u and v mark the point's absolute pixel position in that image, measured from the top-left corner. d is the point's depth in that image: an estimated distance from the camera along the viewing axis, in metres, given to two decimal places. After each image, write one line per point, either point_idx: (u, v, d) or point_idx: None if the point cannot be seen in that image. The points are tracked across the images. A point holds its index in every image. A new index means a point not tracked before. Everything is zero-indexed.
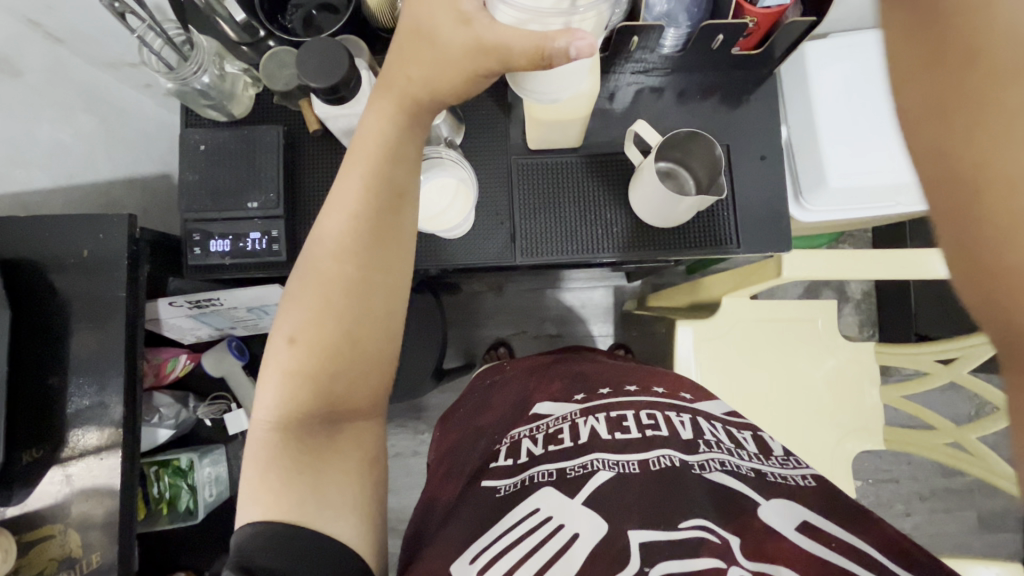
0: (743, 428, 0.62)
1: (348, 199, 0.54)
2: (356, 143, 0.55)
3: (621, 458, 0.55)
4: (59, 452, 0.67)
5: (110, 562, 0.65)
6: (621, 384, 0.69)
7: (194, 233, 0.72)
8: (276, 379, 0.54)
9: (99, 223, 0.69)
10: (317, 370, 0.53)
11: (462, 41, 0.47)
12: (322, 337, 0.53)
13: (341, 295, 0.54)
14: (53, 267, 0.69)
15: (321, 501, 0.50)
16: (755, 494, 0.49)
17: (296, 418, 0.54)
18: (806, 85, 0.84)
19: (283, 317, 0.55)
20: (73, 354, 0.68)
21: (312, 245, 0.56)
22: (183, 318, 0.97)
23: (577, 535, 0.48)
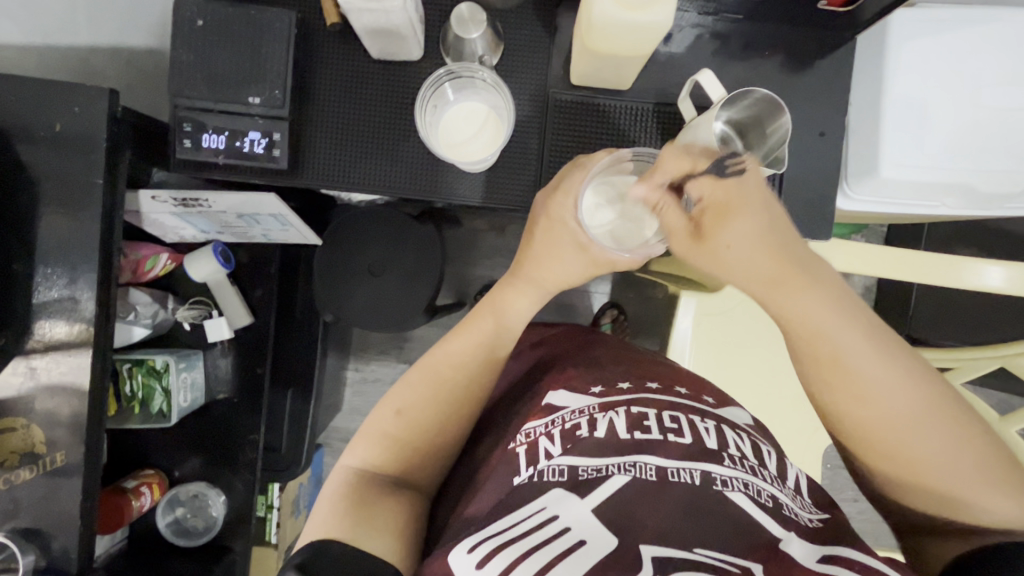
0: (756, 441, 0.65)
1: (477, 335, 0.74)
2: (491, 298, 0.76)
3: (638, 462, 0.58)
4: (23, 343, 0.62)
5: (76, 462, 0.62)
6: (641, 381, 0.71)
7: (184, 123, 0.64)
8: (370, 440, 0.68)
9: (76, 95, 0.61)
10: (409, 445, 0.68)
11: (582, 261, 0.70)
12: (422, 420, 0.69)
13: (445, 397, 0.71)
14: (21, 138, 0.61)
15: (369, 525, 0.58)
16: (774, 524, 0.53)
17: (376, 463, 0.66)
18: (883, 58, 0.76)
19: (394, 394, 0.71)
20: (41, 240, 0.61)
21: (434, 357, 0.73)
22: (165, 215, 0.90)
23: (583, 541, 0.51)
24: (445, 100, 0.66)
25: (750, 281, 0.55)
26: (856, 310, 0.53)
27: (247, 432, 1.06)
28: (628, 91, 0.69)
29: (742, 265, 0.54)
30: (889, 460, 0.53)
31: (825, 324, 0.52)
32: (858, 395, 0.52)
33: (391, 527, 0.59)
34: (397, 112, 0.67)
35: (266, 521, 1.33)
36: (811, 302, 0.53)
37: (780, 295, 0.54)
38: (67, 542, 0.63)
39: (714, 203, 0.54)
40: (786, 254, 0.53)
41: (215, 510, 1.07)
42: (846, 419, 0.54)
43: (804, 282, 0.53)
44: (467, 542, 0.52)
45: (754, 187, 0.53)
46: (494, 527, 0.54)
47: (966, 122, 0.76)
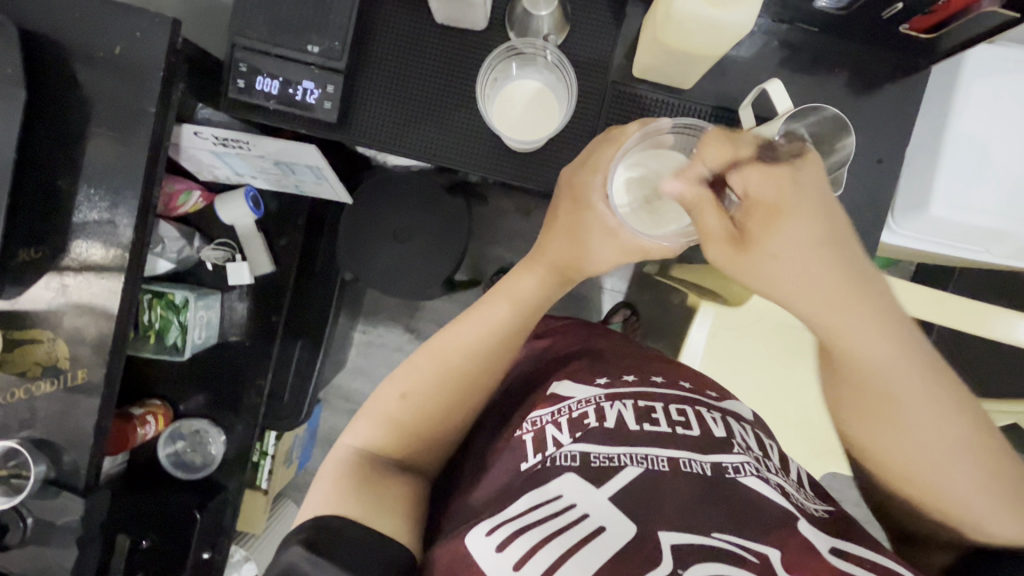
0: (759, 437, 0.68)
1: (486, 320, 0.73)
2: (502, 285, 0.75)
3: (650, 454, 0.59)
4: (59, 259, 0.63)
5: (96, 382, 0.64)
6: (646, 373, 0.73)
7: (239, 63, 0.64)
8: (374, 421, 0.69)
9: (138, 19, 0.60)
10: (415, 429, 0.68)
11: (610, 248, 0.67)
12: (425, 408, 0.69)
13: (453, 382, 0.70)
14: (79, 55, 0.61)
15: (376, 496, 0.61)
16: (789, 510, 0.54)
17: (378, 443, 0.67)
18: (953, 94, 0.73)
19: (396, 379, 0.71)
20: (89, 161, 0.62)
21: (445, 343, 0.72)
22: (203, 152, 0.90)
23: (603, 528, 0.52)
24: (508, 75, 0.66)
25: (805, 301, 0.50)
26: (912, 342, 0.50)
27: (254, 378, 1.08)
28: (688, 91, 0.68)
29: (801, 282, 0.49)
30: (920, 490, 0.53)
31: (879, 357, 0.50)
32: (904, 432, 0.51)
33: (393, 506, 0.61)
34: (438, 82, 0.66)
35: (258, 466, 1.36)
36: (869, 321, 0.49)
37: (840, 317, 0.49)
38: (77, 458, 0.64)
39: (761, 201, 0.49)
40: (846, 267, 0.49)
41: (215, 448, 1.10)
42: (880, 447, 0.54)
43: (856, 310, 0.49)
44: (486, 524, 0.54)
45: (810, 182, 0.49)
46: (509, 514, 0.54)
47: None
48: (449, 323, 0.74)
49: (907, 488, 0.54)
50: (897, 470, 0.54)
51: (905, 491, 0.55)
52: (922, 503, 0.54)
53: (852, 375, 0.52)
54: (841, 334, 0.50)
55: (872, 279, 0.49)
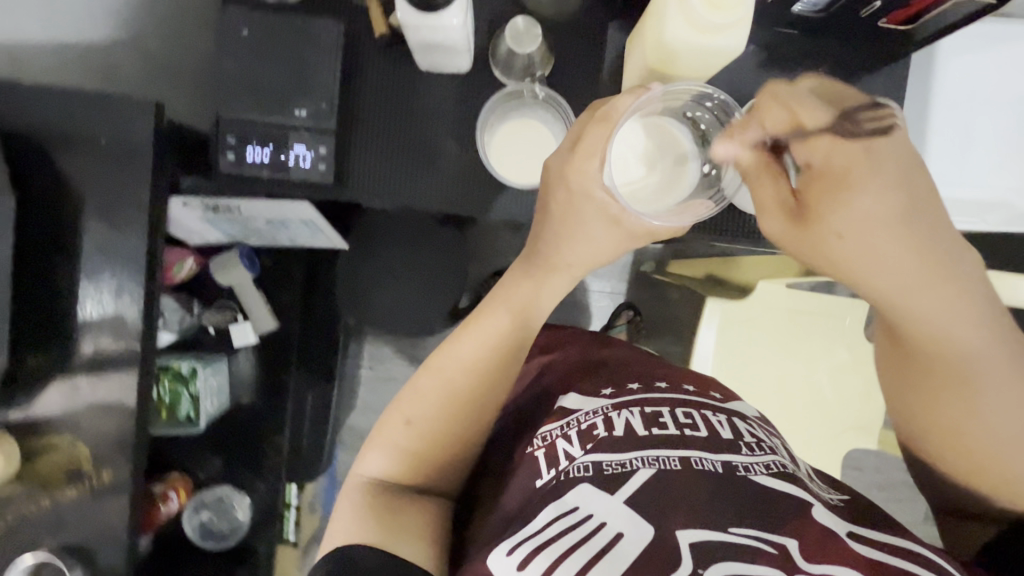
0: (770, 433, 0.65)
1: (490, 334, 0.67)
2: (502, 291, 0.70)
3: (662, 454, 0.57)
4: (68, 360, 0.61)
5: (123, 479, 0.62)
6: (650, 381, 0.70)
7: (227, 136, 0.63)
8: (385, 451, 0.65)
9: (120, 107, 0.59)
10: (423, 454, 0.65)
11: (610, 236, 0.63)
12: (435, 428, 0.65)
13: (456, 406, 0.66)
14: (63, 148, 0.59)
15: (395, 532, 0.58)
16: (801, 497, 0.53)
17: (395, 475, 0.64)
18: (930, 74, 0.74)
19: (406, 402, 0.67)
20: (87, 254, 0.60)
21: (449, 368, 0.67)
22: (195, 220, 0.90)
23: (620, 534, 0.50)
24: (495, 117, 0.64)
25: (888, 285, 0.50)
26: (981, 308, 0.50)
27: (272, 436, 1.07)
28: None
29: (889, 264, 0.48)
30: (974, 461, 0.54)
31: (953, 331, 0.50)
32: (978, 405, 0.52)
33: (414, 534, 0.59)
34: (436, 131, 0.66)
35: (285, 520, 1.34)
36: (948, 300, 0.49)
37: (919, 294, 0.49)
38: (112, 558, 0.62)
39: (826, 172, 0.49)
40: (930, 240, 0.48)
41: (242, 513, 1.07)
42: (946, 418, 0.55)
43: (930, 294, 0.49)
44: (504, 545, 0.52)
45: (890, 157, 0.47)
46: (532, 528, 0.53)
47: (1013, 139, 0.75)
48: (452, 336, 0.69)
49: (972, 464, 0.55)
50: (953, 438, 0.55)
51: (970, 474, 0.56)
52: (986, 481, 0.55)
53: (923, 346, 0.52)
54: (915, 318, 0.51)
55: (958, 256, 0.49)
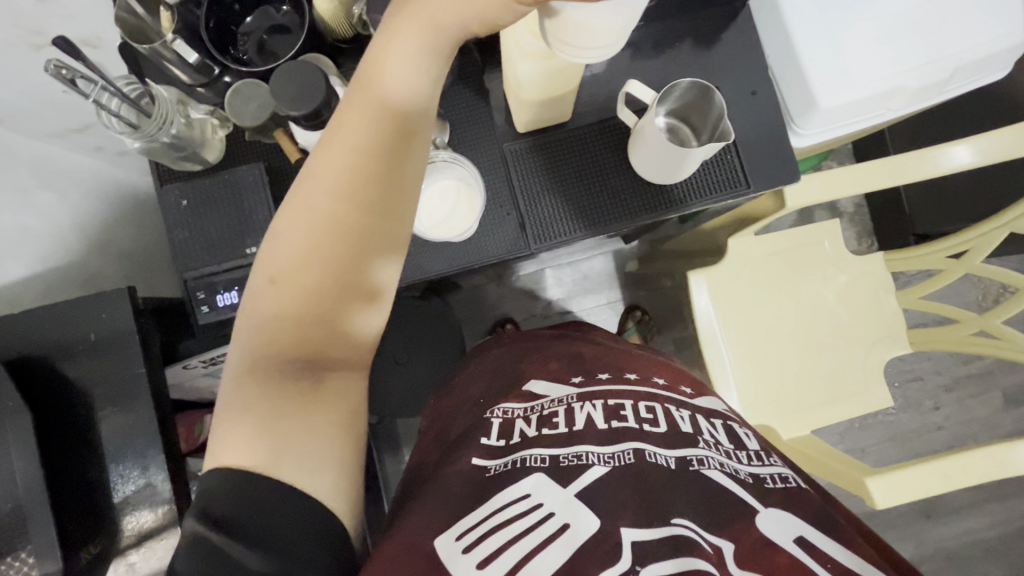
0: (733, 432, 0.66)
1: (359, 141, 0.50)
2: (362, 77, 0.50)
3: (617, 451, 0.58)
4: (118, 542, 0.65)
5: None
6: (621, 371, 0.74)
7: (197, 292, 0.70)
8: (254, 322, 0.52)
9: (99, 302, 0.66)
10: (297, 316, 0.51)
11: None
12: (303, 281, 0.51)
13: (312, 245, 0.51)
14: (61, 357, 0.66)
15: (292, 450, 0.47)
16: (745, 497, 0.54)
17: (273, 349, 0.51)
18: (778, 9, 0.80)
19: (266, 254, 0.52)
20: (106, 440, 0.65)
21: (308, 193, 0.50)
22: (199, 377, 0.94)
23: (567, 525, 0.51)
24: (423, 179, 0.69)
25: None
26: None
27: None
28: (570, 121, 0.74)
29: None
30: None
31: None
32: None
33: (325, 450, 0.49)
34: None
35: None
36: None
37: None
38: None
39: None
40: None
41: None
42: None
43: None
44: (455, 527, 0.51)
45: None
46: (479, 513, 0.52)
47: (879, 31, 0.79)
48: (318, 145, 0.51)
49: None
50: None
51: None
52: None
53: None
54: None
55: None
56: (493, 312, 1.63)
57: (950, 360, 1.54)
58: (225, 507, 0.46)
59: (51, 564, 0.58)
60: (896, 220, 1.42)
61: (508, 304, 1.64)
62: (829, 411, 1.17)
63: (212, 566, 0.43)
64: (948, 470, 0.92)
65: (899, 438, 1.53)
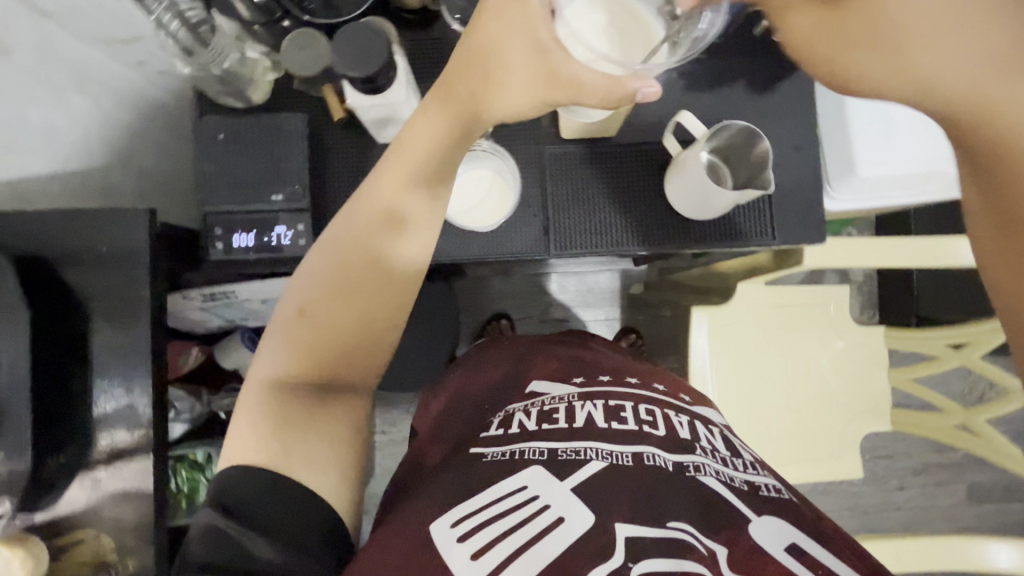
0: (731, 443, 0.66)
1: (387, 201, 0.61)
2: (401, 143, 0.62)
3: (615, 449, 0.59)
4: (87, 458, 0.64)
5: (146, 565, 0.64)
6: (622, 375, 0.74)
7: (214, 228, 0.70)
8: (279, 346, 0.59)
9: (118, 217, 0.66)
10: (322, 343, 0.59)
11: (530, 65, 0.56)
12: (330, 317, 0.59)
13: (349, 286, 0.60)
14: (69, 263, 0.65)
15: (306, 452, 0.54)
16: (742, 506, 0.53)
17: (293, 370, 0.58)
18: None
19: (295, 290, 0.61)
20: (97, 354, 0.65)
21: (338, 242, 0.61)
22: (194, 310, 0.95)
23: (561, 519, 0.51)
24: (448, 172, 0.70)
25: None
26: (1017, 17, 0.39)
27: None
28: (614, 137, 0.74)
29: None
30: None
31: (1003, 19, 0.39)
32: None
33: (332, 454, 0.56)
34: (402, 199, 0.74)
35: None
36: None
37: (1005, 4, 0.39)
38: None
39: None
40: None
41: None
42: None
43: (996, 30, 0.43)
44: (453, 515, 0.51)
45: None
46: (478, 502, 0.52)
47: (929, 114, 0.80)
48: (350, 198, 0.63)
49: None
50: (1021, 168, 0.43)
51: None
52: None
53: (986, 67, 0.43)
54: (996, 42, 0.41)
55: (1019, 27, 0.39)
56: (491, 304, 1.64)
57: (924, 445, 1.56)
58: (240, 497, 0.50)
59: (19, 465, 0.58)
60: (903, 299, 1.43)
61: (507, 301, 1.64)
62: (799, 469, 1.19)
63: (215, 537, 0.46)
64: (903, 551, 0.93)
65: (858, 509, 1.55)
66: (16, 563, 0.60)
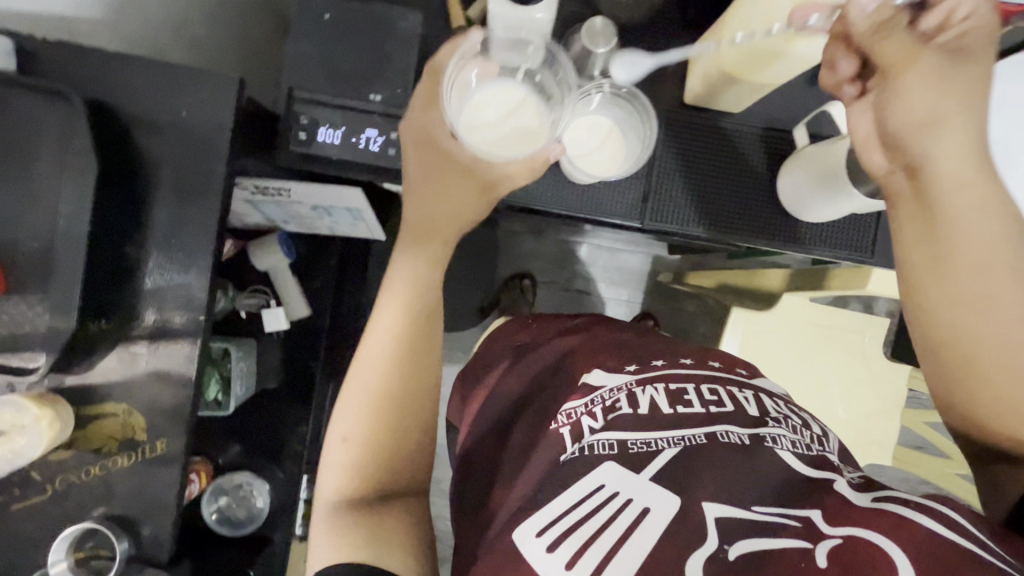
0: (798, 411, 0.65)
1: (389, 322, 0.68)
2: (387, 285, 0.70)
3: (686, 435, 0.58)
4: (129, 329, 0.60)
5: (175, 452, 0.62)
6: (674, 357, 0.71)
7: (300, 116, 0.64)
8: (335, 474, 0.64)
9: (204, 81, 0.60)
10: (367, 461, 0.64)
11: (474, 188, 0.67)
12: (371, 435, 0.65)
13: (387, 409, 0.66)
14: (142, 120, 0.60)
15: (379, 541, 0.58)
16: (826, 474, 0.54)
17: (347, 490, 0.63)
18: None
19: (335, 423, 0.66)
20: (155, 224, 0.60)
21: (354, 380, 0.67)
22: (240, 202, 0.89)
23: (648, 509, 0.51)
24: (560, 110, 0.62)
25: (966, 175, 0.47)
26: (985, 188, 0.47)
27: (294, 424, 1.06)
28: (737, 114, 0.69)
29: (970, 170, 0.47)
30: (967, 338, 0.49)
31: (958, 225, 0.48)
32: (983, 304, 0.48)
33: (400, 540, 0.60)
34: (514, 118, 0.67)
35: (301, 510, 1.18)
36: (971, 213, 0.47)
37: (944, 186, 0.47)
38: (156, 526, 0.62)
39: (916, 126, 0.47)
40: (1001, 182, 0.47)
41: (260, 501, 1.03)
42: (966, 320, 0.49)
43: (967, 72, 0.46)
44: (533, 524, 0.52)
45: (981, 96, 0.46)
46: (555, 503, 0.53)
47: None
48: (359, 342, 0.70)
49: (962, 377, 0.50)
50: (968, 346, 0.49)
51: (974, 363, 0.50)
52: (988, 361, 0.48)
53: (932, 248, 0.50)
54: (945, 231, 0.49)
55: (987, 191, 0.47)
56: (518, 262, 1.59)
57: None
58: None
59: (63, 322, 0.55)
60: None
61: (535, 262, 1.59)
62: None
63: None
64: None
65: None
66: (43, 424, 0.57)
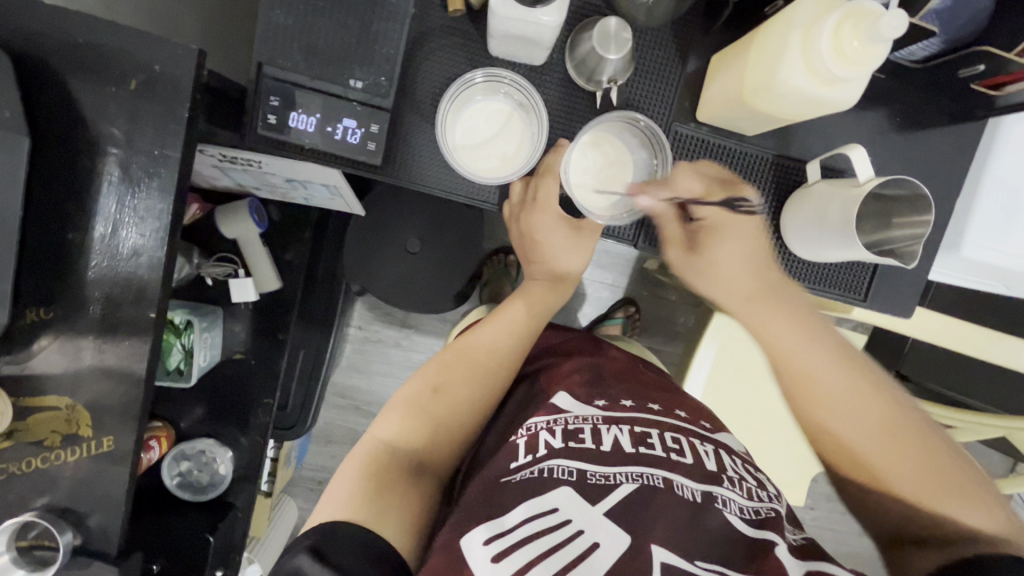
0: (755, 473, 0.62)
1: (506, 324, 0.73)
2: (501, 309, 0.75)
3: (646, 472, 0.55)
4: (72, 320, 0.56)
5: (123, 449, 0.58)
6: (642, 400, 0.68)
7: (269, 95, 0.57)
8: (401, 413, 0.64)
9: (156, 48, 0.52)
10: (439, 419, 0.65)
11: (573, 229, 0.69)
12: (454, 400, 0.66)
13: (477, 377, 0.69)
14: (84, 87, 0.52)
15: (383, 501, 0.55)
16: (767, 535, 0.50)
17: (407, 440, 0.62)
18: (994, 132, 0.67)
19: (423, 376, 0.68)
20: (100, 208, 0.54)
21: (462, 355, 0.70)
22: (207, 167, 0.83)
23: (598, 544, 0.48)
24: (544, 128, 0.61)
25: (734, 289, 0.62)
26: (822, 327, 0.59)
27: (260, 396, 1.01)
28: (752, 137, 0.63)
29: (733, 273, 0.62)
30: (833, 445, 0.56)
31: (805, 355, 0.58)
32: (832, 416, 0.56)
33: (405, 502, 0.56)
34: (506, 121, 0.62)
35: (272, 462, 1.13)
36: (798, 333, 0.58)
37: (757, 306, 0.61)
38: (104, 521, 0.60)
39: (705, 222, 0.62)
40: (768, 278, 0.61)
41: (221, 467, 0.99)
42: (820, 427, 0.57)
43: (733, 228, 0.61)
44: (482, 532, 0.49)
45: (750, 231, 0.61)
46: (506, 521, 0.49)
47: None
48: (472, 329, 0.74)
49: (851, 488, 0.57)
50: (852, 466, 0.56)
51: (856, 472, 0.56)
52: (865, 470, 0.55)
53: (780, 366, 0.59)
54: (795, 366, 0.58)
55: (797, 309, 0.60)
56: None
57: None
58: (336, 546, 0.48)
59: None
60: None
61: None
62: None
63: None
64: None
65: None
66: None
